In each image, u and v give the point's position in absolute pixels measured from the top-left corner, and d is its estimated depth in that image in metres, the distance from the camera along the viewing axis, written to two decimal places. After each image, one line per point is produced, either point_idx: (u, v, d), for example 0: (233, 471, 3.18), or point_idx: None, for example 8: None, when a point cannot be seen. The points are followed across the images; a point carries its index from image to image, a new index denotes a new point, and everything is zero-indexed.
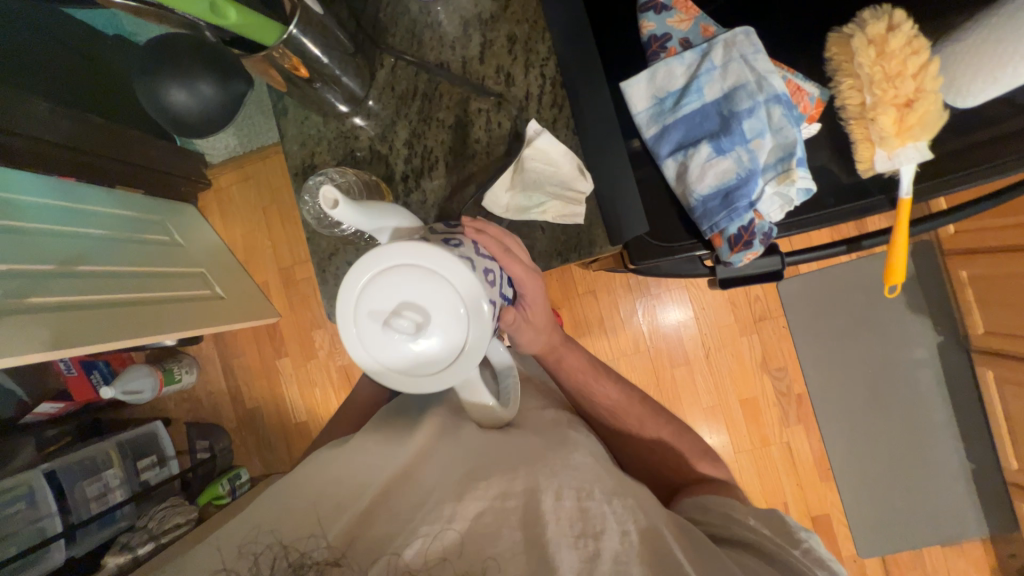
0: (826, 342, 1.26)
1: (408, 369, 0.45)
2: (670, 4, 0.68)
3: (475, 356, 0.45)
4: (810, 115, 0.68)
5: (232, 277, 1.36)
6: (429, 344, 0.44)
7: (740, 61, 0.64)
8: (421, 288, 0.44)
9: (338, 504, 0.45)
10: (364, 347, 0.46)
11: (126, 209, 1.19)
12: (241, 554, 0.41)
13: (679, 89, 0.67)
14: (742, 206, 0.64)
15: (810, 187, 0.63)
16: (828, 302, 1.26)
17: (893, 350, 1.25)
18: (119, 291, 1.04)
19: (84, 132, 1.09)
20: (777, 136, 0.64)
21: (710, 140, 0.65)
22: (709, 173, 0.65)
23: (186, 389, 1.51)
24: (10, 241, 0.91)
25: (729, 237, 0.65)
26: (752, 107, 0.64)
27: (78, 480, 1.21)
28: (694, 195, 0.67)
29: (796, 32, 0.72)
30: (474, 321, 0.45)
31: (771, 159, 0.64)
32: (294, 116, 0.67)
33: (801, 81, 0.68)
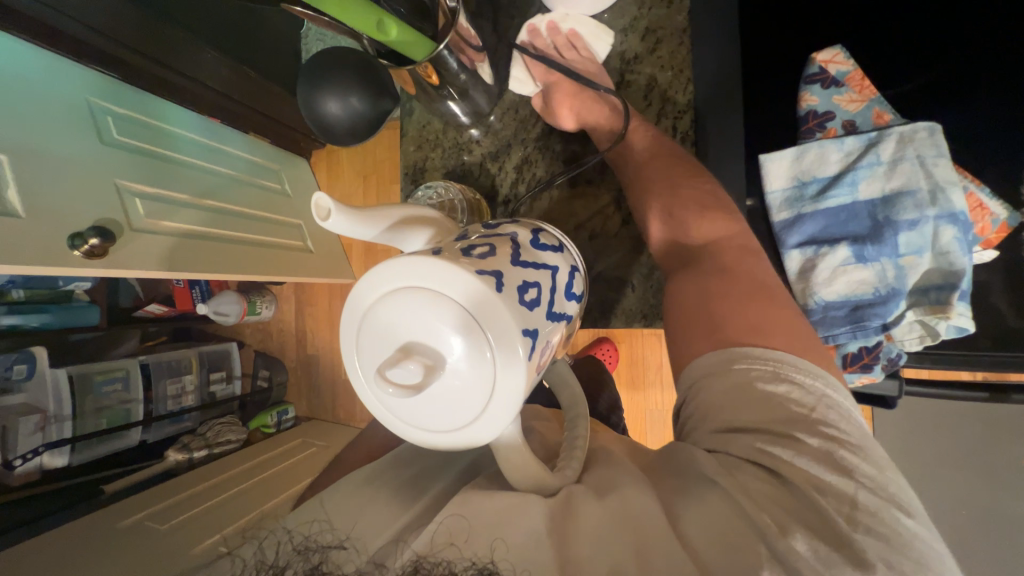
0: (917, 464, 1.10)
1: (426, 415, 0.42)
2: (845, 80, 0.64)
3: (496, 402, 0.41)
4: (988, 240, 0.66)
5: (323, 234, 1.46)
6: (442, 388, 0.40)
7: (915, 162, 0.61)
8: (432, 322, 0.40)
9: (357, 505, 0.50)
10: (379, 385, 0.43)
11: (254, 155, 1.32)
12: (248, 542, 0.49)
13: (828, 177, 0.64)
14: (872, 326, 0.63)
15: (967, 328, 0.60)
16: (933, 422, 1.09)
17: (1003, 498, 1.05)
18: (231, 230, 1.17)
19: (237, 82, 1.16)
20: (938, 259, 0.60)
21: (851, 243, 0.63)
22: (844, 280, 0.63)
23: (262, 322, 1.66)
24: (160, 169, 1.06)
25: (848, 354, 0.65)
26: (916, 219, 0.60)
27: (163, 377, 1.38)
28: (817, 297, 0.64)
29: (985, 125, 0.65)
30: (501, 366, 0.40)
31: (919, 282, 0.61)
32: (417, 119, 0.75)
33: (988, 198, 0.65)
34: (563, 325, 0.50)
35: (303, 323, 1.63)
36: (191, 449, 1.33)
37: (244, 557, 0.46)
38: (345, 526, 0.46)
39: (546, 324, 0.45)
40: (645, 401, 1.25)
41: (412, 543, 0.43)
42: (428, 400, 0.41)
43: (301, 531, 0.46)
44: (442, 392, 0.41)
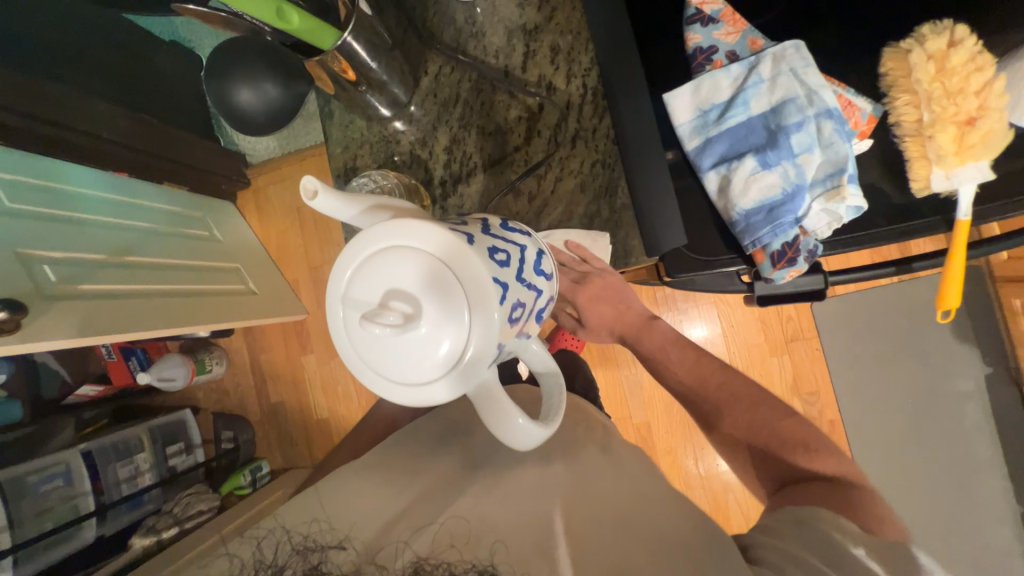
0: (864, 368, 1.21)
1: (407, 374, 0.41)
2: (717, 17, 0.68)
3: (478, 353, 0.41)
4: (860, 131, 0.66)
5: (264, 274, 1.41)
6: (427, 346, 0.40)
7: (789, 74, 0.64)
8: (427, 281, 0.40)
9: (359, 505, 0.48)
10: (357, 350, 0.42)
11: (172, 205, 1.25)
12: (245, 540, 0.46)
13: (724, 101, 0.66)
14: (786, 221, 0.63)
15: (861, 205, 0.61)
16: (866, 327, 1.21)
17: (931, 378, 1.19)
18: (160, 283, 1.09)
19: (141, 130, 1.18)
20: (827, 152, 0.63)
21: (755, 154, 0.65)
22: (754, 188, 0.64)
23: (215, 380, 1.56)
24: (70, 232, 0.97)
25: (772, 253, 0.63)
26: (801, 121, 0.63)
27: (112, 462, 1.26)
28: (736, 210, 0.65)
29: (854, 40, 0.71)
30: (478, 314, 0.41)
31: (819, 174, 0.63)
32: (339, 120, 0.70)
33: (853, 96, 0.66)
34: (537, 297, 0.49)
35: (261, 371, 1.55)
36: (158, 531, 1.19)
37: (242, 555, 0.44)
38: (347, 526, 0.44)
39: (521, 288, 0.46)
40: (618, 370, 1.29)
41: (413, 543, 0.41)
42: (408, 357, 0.41)
43: (297, 528, 0.44)
44: (424, 351, 0.40)
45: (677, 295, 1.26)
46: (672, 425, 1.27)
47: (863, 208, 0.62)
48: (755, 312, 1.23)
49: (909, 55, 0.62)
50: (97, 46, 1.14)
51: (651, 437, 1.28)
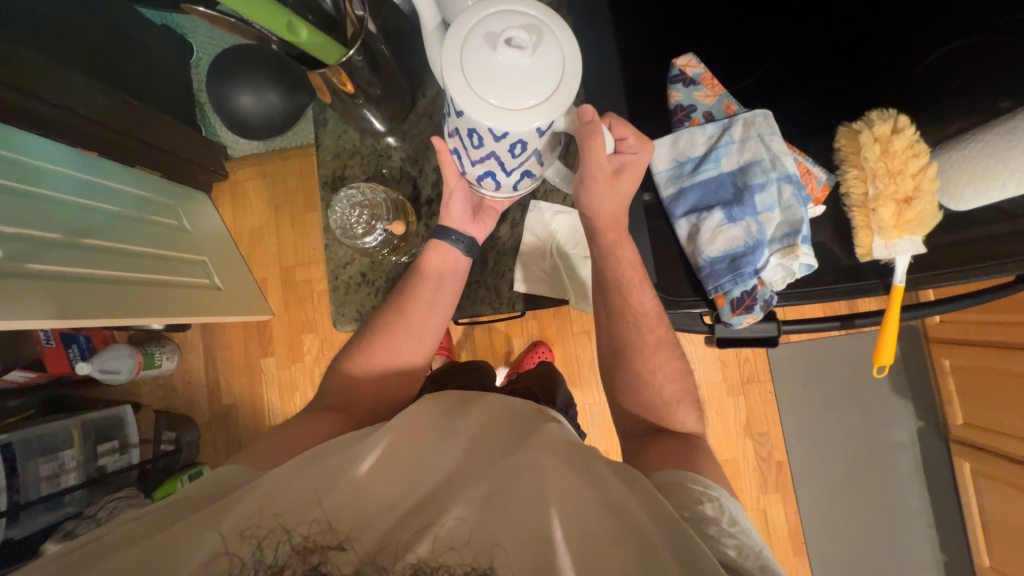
0: (811, 413, 1.28)
1: (511, 101, 0.40)
2: (697, 79, 0.74)
3: (568, 88, 0.40)
4: (816, 197, 0.73)
5: (232, 270, 1.36)
6: (498, 86, 0.39)
7: (757, 139, 0.69)
8: (558, 51, 0.39)
9: (342, 498, 0.46)
10: (469, 86, 0.40)
11: (143, 189, 1.21)
12: (243, 537, 0.43)
13: (698, 156, 0.71)
14: (748, 272, 0.66)
15: (812, 264, 0.66)
16: (814, 374, 1.29)
17: (870, 426, 1.27)
18: (118, 269, 1.04)
19: (115, 108, 1.14)
20: (785, 213, 0.68)
21: (723, 207, 0.69)
22: (719, 238, 0.68)
23: (163, 375, 1.48)
24: (27, 207, 0.91)
25: (732, 299, 0.67)
26: (764, 182, 0.68)
27: (34, 457, 1.16)
28: (703, 256, 0.69)
29: (814, 112, 0.79)
30: (568, 56, 0.40)
31: (777, 233, 0.67)
32: (332, 128, 0.71)
33: (811, 165, 0.73)
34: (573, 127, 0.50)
35: (215, 370, 1.49)
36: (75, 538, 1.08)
37: (242, 554, 0.42)
38: (346, 521, 0.44)
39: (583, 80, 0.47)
40: (583, 397, 1.32)
41: (413, 543, 0.42)
42: (479, 73, 0.39)
43: (297, 524, 0.44)
44: (490, 84, 0.39)
45: None
46: None
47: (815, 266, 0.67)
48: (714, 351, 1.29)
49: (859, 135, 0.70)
50: (85, 22, 1.11)
51: None
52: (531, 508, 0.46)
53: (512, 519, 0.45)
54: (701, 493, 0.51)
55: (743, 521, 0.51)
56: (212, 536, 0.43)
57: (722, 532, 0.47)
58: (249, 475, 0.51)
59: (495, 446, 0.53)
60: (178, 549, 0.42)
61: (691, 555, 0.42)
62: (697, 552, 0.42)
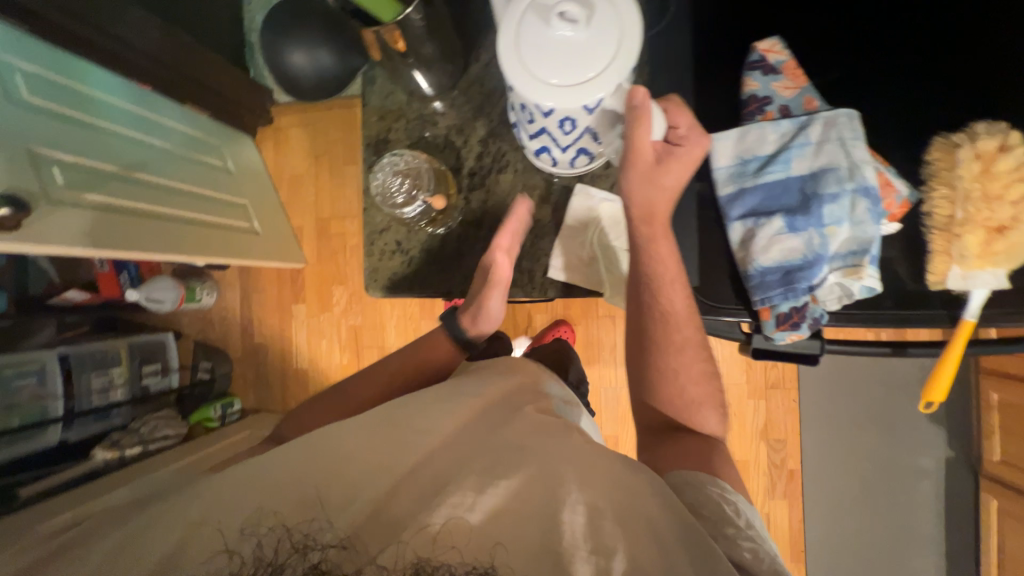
0: (834, 427, 1.24)
1: (561, 77, 0.35)
2: (779, 69, 0.68)
3: (624, 59, 0.35)
4: (892, 214, 0.67)
5: (270, 216, 1.40)
6: (551, 62, 0.35)
7: (837, 143, 0.63)
8: (614, 17, 0.34)
9: (349, 480, 0.48)
10: (522, 65, 0.36)
11: (190, 128, 1.23)
12: (243, 537, 0.44)
13: (766, 155, 0.66)
14: (801, 287, 0.63)
15: (876, 287, 0.61)
16: (844, 388, 1.24)
17: (895, 449, 1.22)
18: (163, 205, 1.07)
19: (176, 51, 1.13)
20: (854, 229, 0.62)
21: (785, 215, 0.64)
22: (775, 248, 0.64)
23: (202, 309, 1.56)
24: (85, 136, 0.95)
25: (779, 314, 0.64)
26: (837, 193, 0.63)
27: (87, 370, 1.26)
28: (755, 264, 0.65)
29: (901, 112, 0.71)
30: (628, 24, 0.35)
31: (841, 249, 0.63)
32: (380, 88, 0.69)
33: (893, 177, 0.66)
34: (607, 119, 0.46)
35: (249, 310, 1.56)
36: (122, 447, 1.23)
37: (241, 551, 0.43)
38: (348, 513, 0.45)
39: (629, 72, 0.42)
40: (599, 381, 1.32)
41: (410, 543, 0.42)
42: (536, 51, 0.35)
43: (295, 524, 0.45)
44: (543, 60, 0.35)
45: None
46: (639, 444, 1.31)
47: (876, 289, 0.63)
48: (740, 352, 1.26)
49: (957, 150, 0.64)
50: None
51: (617, 449, 1.31)
52: (538, 503, 0.46)
53: (514, 512, 0.45)
54: (719, 497, 0.51)
55: (759, 529, 0.51)
56: (213, 535, 0.45)
57: (739, 533, 0.48)
58: (247, 469, 0.53)
59: (491, 437, 0.53)
60: (185, 554, 0.44)
61: (707, 554, 0.44)
62: (696, 549, 0.44)
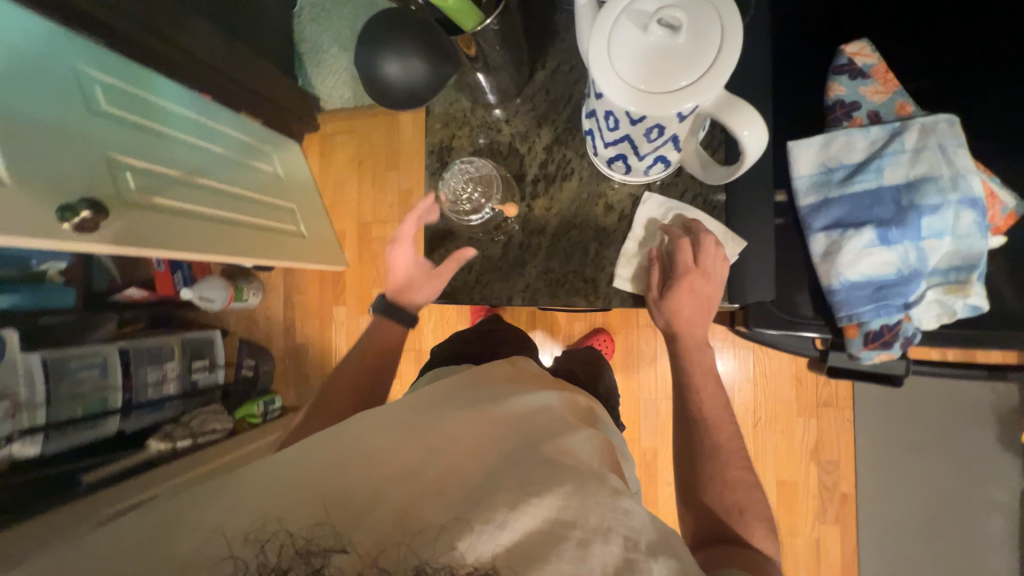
0: (892, 450, 1.17)
1: (652, 84, 0.34)
2: (868, 73, 0.67)
3: (721, 69, 0.33)
4: (996, 226, 0.66)
5: (316, 220, 1.44)
6: (644, 67, 0.34)
7: (937, 152, 0.61)
8: (716, 26, 0.33)
9: (353, 476, 0.44)
10: (614, 71, 0.34)
11: (245, 135, 1.28)
12: (247, 540, 0.38)
13: (854, 164, 0.64)
14: (893, 303, 0.61)
15: (980, 306, 0.61)
16: (904, 409, 1.17)
17: (963, 477, 1.14)
18: (219, 209, 1.11)
19: (232, 59, 1.18)
20: (958, 243, 0.61)
21: (877, 227, 0.62)
22: (863, 262, 0.62)
23: (248, 309, 1.62)
24: (151, 143, 0.99)
25: (868, 331, 0.63)
26: (938, 204, 0.61)
27: (143, 363, 1.32)
28: (840, 279, 0.63)
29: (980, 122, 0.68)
30: (729, 35, 0.33)
31: (942, 264, 0.61)
32: (444, 95, 0.69)
33: (997, 187, 0.65)
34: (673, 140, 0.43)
35: (292, 311, 1.60)
36: (174, 438, 1.28)
37: (239, 554, 0.38)
38: (345, 508, 0.41)
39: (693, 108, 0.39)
40: (639, 392, 1.29)
41: (410, 543, 0.38)
42: (629, 56, 0.34)
43: (298, 525, 0.39)
44: (637, 65, 0.34)
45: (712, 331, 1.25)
46: None
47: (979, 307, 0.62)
48: (790, 368, 1.21)
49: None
50: None
51: (656, 463, 1.28)
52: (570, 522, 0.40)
53: (542, 524, 0.39)
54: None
55: None
56: (208, 535, 0.39)
57: None
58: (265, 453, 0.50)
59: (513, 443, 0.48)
60: (174, 547, 0.39)
61: None
62: None
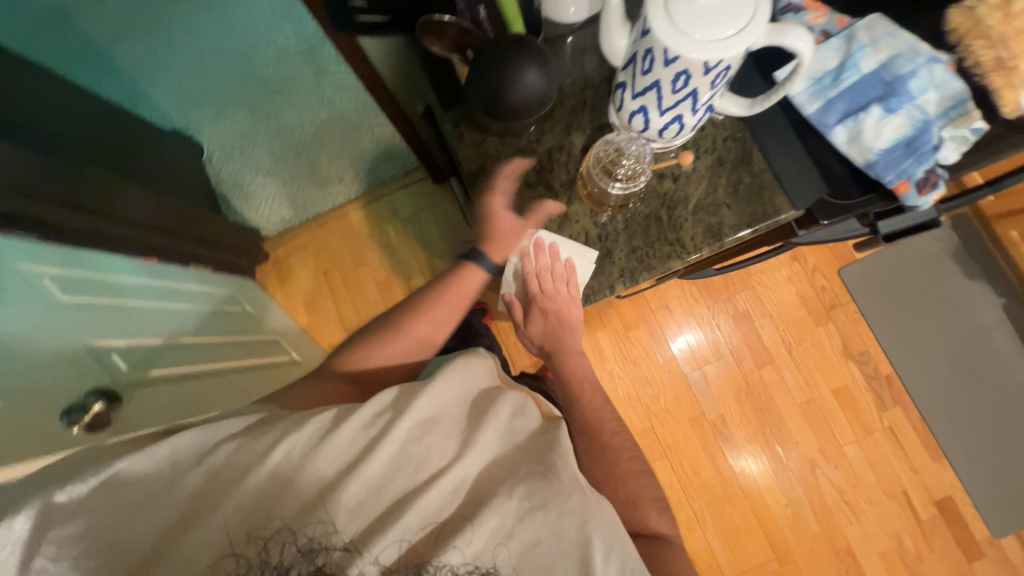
0: (900, 319, 1.31)
1: (710, 35, 0.40)
2: (803, 4, 0.64)
3: (761, 17, 0.40)
4: None
5: (304, 343, 1.34)
6: (700, 22, 0.40)
7: (890, 33, 0.60)
8: None
9: (388, 482, 0.49)
10: (675, 31, 0.41)
11: (204, 284, 1.14)
12: (251, 538, 0.45)
13: (833, 68, 0.61)
14: (927, 152, 0.57)
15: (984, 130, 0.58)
16: (891, 282, 1.33)
17: (961, 316, 1.30)
18: (205, 362, 1.02)
19: (168, 213, 1.11)
20: (947, 93, 0.59)
21: (879, 103, 0.59)
22: (885, 130, 0.58)
23: None
24: (121, 319, 0.87)
25: (917, 180, 0.57)
26: (916, 69, 0.59)
27: None
28: (874, 152, 0.58)
29: None
30: None
31: (941, 110, 0.59)
32: (470, 140, 0.66)
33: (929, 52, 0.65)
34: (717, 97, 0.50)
35: None
36: None
37: (248, 554, 0.44)
38: (371, 510, 0.48)
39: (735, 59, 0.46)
40: (682, 367, 1.32)
41: (415, 544, 0.47)
42: (688, 17, 0.41)
43: (302, 525, 0.46)
44: (694, 23, 0.41)
45: (715, 286, 1.35)
46: (743, 411, 1.30)
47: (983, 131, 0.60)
48: (791, 290, 1.34)
49: None
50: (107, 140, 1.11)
51: (728, 426, 1.30)
52: (570, 529, 0.51)
53: (527, 534, 0.50)
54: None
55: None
56: (215, 531, 0.45)
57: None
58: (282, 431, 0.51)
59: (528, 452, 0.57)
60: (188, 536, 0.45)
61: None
62: None
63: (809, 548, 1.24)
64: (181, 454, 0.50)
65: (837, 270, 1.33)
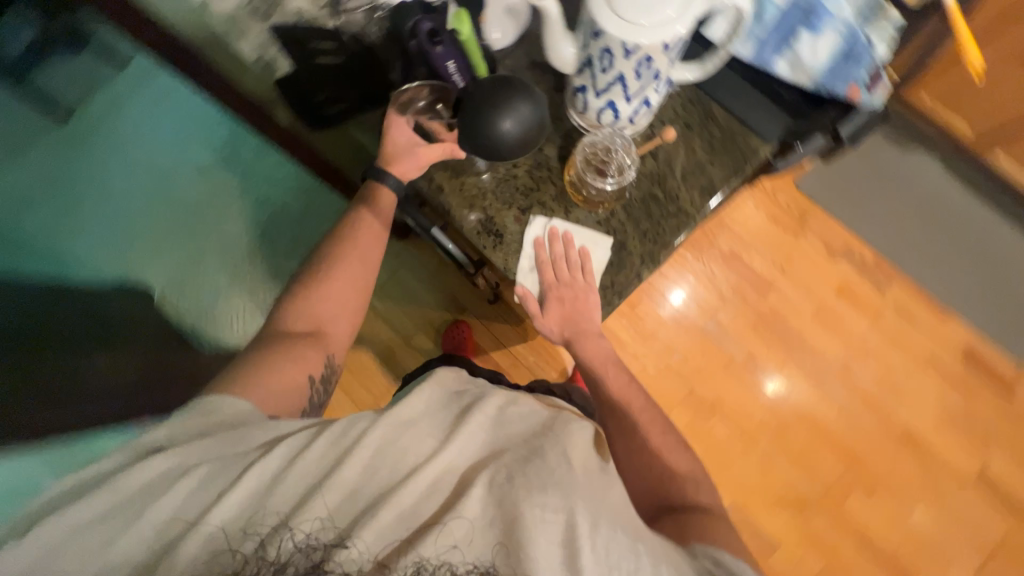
0: (865, 206, 1.39)
1: (659, 21, 0.45)
2: None
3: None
4: None
5: None
6: (646, 13, 0.45)
7: None
8: None
9: (368, 480, 0.48)
10: (627, 27, 0.46)
11: None
12: (220, 550, 0.45)
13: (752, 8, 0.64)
14: (863, 53, 0.61)
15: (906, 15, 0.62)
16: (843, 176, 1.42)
17: (913, 183, 1.41)
18: None
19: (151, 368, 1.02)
20: None
21: (803, 26, 0.62)
22: (819, 49, 0.62)
23: None
24: None
25: (864, 82, 0.62)
26: None
27: None
28: (818, 72, 0.63)
29: None
30: None
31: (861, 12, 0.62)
32: (450, 188, 0.66)
33: None
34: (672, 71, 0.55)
35: None
36: None
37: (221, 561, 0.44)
38: (348, 516, 0.46)
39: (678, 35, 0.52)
40: (697, 323, 1.35)
41: (391, 546, 0.45)
42: (633, 12, 0.45)
43: (276, 535, 0.45)
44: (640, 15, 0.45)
45: (696, 237, 1.39)
46: (767, 341, 1.34)
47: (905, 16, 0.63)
48: (762, 216, 1.40)
49: None
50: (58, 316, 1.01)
51: (759, 360, 1.33)
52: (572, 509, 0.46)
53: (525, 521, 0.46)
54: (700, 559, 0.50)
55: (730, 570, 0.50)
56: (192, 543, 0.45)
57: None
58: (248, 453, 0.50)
59: (523, 436, 0.54)
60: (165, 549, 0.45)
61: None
62: None
63: (874, 442, 1.28)
64: (159, 474, 0.49)
65: (794, 183, 1.41)
